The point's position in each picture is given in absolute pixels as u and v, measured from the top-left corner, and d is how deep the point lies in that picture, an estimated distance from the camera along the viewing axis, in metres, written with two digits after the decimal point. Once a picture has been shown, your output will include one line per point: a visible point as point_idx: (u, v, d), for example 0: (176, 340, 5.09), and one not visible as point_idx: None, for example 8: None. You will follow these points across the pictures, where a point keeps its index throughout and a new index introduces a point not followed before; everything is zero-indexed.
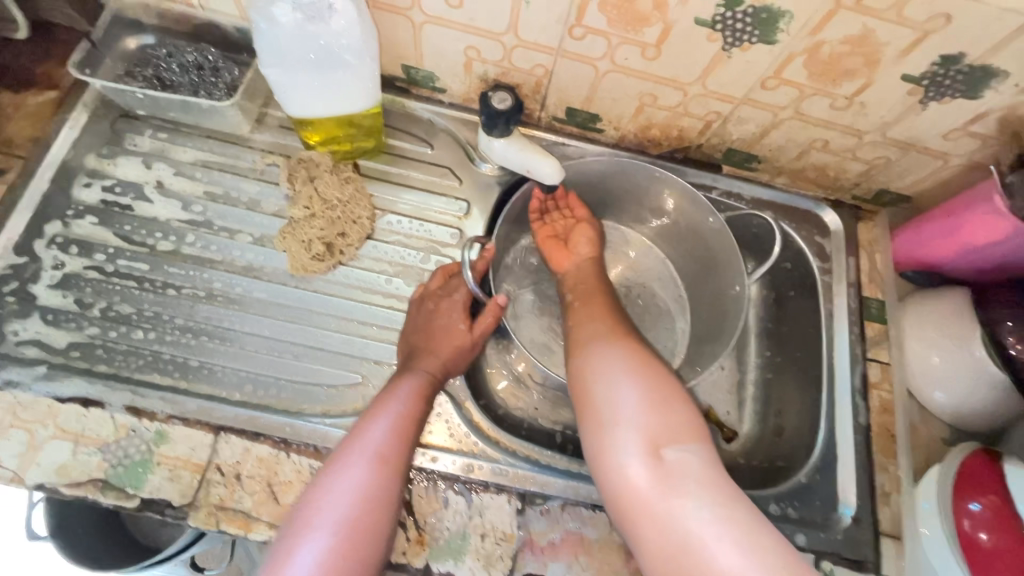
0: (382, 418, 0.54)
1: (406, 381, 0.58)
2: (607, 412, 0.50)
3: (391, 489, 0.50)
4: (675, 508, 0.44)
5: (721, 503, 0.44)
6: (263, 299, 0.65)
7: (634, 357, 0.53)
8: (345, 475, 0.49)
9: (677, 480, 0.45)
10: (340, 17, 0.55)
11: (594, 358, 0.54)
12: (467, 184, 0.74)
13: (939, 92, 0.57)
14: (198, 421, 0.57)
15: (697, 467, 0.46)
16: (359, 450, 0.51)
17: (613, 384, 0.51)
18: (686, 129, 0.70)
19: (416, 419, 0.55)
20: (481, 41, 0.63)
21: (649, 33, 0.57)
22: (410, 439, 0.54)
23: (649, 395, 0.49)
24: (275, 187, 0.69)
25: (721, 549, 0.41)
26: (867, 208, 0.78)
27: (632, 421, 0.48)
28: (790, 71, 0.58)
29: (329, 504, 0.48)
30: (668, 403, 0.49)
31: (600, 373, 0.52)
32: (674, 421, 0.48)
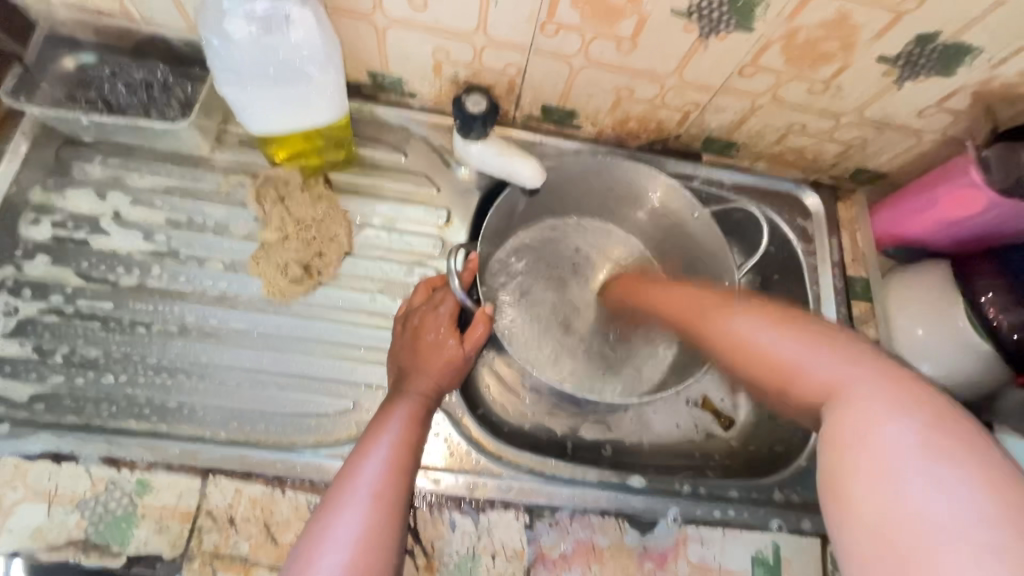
0: (375, 452, 0.51)
1: (397, 408, 0.55)
2: (767, 360, 0.49)
3: (389, 532, 0.47)
4: (874, 437, 0.40)
5: (888, 403, 0.41)
6: (241, 329, 0.61)
7: (768, 311, 0.52)
8: (339, 519, 0.47)
9: (852, 400, 0.43)
10: (299, 29, 0.51)
11: (727, 323, 0.53)
12: (446, 191, 0.71)
13: (913, 71, 0.57)
14: (184, 467, 0.54)
15: (872, 396, 0.42)
16: (352, 492, 0.48)
17: (772, 341, 0.50)
18: (665, 120, 0.69)
19: (411, 448, 0.53)
20: (449, 43, 0.61)
21: (624, 26, 0.55)
22: (405, 471, 0.51)
23: (796, 344, 0.48)
24: (243, 210, 0.65)
25: (923, 491, 0.36)
26: (845, 187, 0.78)
27: (795, 374, 0.47)
28: (767, 58, 0.57)
29: (325, 552, 0.45)
30: (822, 348, 0.47)
31: (746, 334, 0.51)
32: (828, 358, 0.46)
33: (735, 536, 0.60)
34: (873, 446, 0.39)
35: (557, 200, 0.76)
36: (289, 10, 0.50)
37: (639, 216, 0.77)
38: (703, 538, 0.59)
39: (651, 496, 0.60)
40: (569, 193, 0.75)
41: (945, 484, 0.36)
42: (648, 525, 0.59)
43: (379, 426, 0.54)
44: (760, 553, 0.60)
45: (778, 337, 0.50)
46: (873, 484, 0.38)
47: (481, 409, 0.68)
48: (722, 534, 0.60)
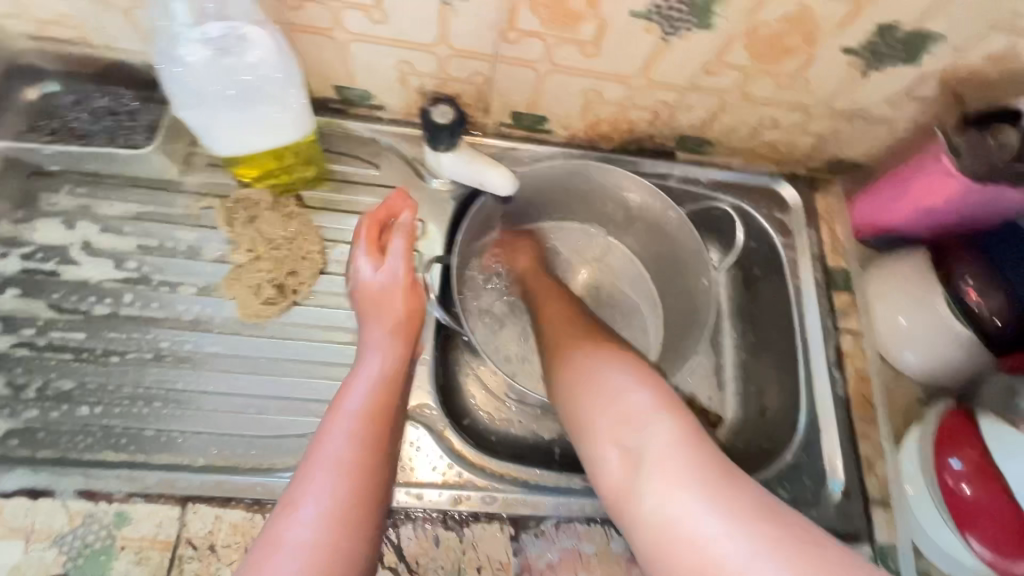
0: (361, 381, 0.53)
1: (376, 334, 0.57)
2: (591, 412, 0.52)
3: (358, 532, 0.44)
4: (641, 477, 0.46)
5: (694, 468, 0.45)
6: (217, 353, 0.61)
7: (595, 345, 0.58)
8: (328, 444, 0.48)
9: (662, 461, 0.46)
10: (255, 48, 0.50)
11: (563, 359, 0.58)
12: (420, 203, 0.71)
13: (879, 62, 0.56)
14: (162, 496, 0.53)
15: (674, 454, 0.46)
16: (341, 415, 0.50)
17: (585, 376, 0.55)
18: (635, 121, 0.69)
19: (396, 377, 0.55)
20: (412, 55, 0.60)
21: (585, 30, 0.55)
22: (394, 398, 0.53)
23: (616, 396, 0.51)
24: (214, 232, 0.64)
25: (725, 545, 0.40)
26: (822, 178, 0.78)
27: (619, 420, 0.50)
28: (731, 55, 0.57)
29: (316, 475, 0.46)
30: (649, 391, 0.51)
31: (574, 370, 0.56)
32: (650, 402, 0.50)
33: None
34: (666, 511, 0.44)
35: (534, 206, 0.76)
36: (242, 28, 0.49)
37: (617, 220, 0.77)
38: None
39: None
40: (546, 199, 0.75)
41: (735, 535, 0.41)
42: None
43: (342, 408, 0.50)
44: None
45: (620, 380, 0.53)
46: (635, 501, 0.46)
47: (468, 419, 0.68)
48: None
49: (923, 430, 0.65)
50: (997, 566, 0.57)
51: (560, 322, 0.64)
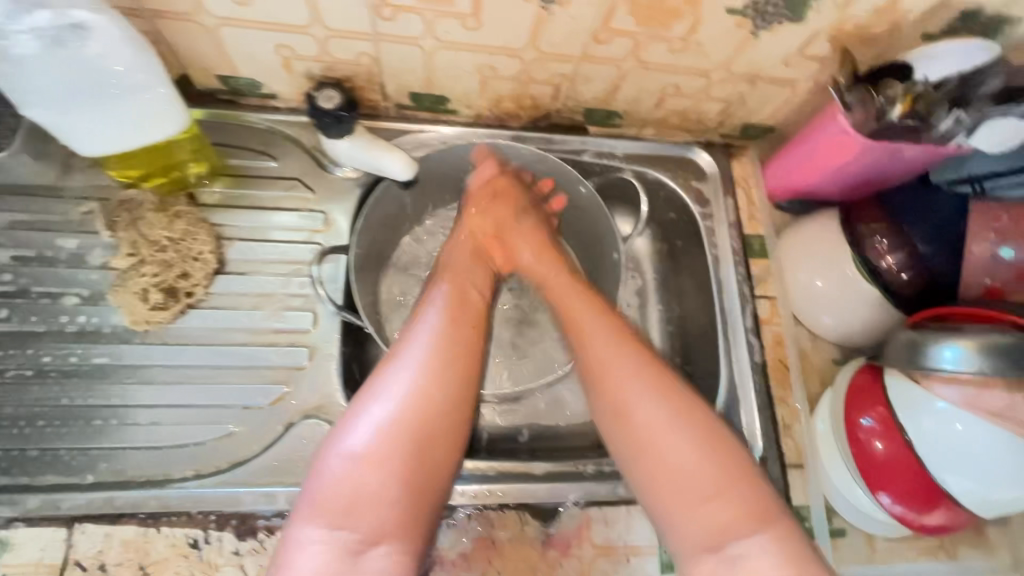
0: (417, 347, 0.56)
1: (445, 301, 0.60)
2: (626, 415, 0.54)
3: (420, 473, 0.51)
4: (732, 555, 0.49)
5: (717, 490, 0.50)
6: (105, 364, 0.58)
7: (668, 398, 0.54)
8: (372, 405, 0.52)
9: (690, 475, 0.51)
10: (96, 36, 0.46)
11: (638, 412, 0.54)
12: (321, 193, 0.67)
13: (766, 21, 0.55)
14: (47, 518, 0.51)
15: (706, 470, 0.51)
16: (383, 391, 0.53)
17: (684, 448, 0.52)
18: (539, 96, 0.67)
19: (465, 347, 0.57)
20: (288, 38, 0.57)
21: (461, 2, 0.52)
22: (466, 373, 0.56)
23: (654, 414, 0.53)
24: (96, 237, 0.61)
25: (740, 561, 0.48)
26: (738, 144, 0.77)
27: (638, 429, 0.53)
28: (617, 21, 0.55)
29: (356, 429, 0.51)
30: (683, 414, 0.53)
31: (655, 435, 0.53)
32: (680, 433, 0.52)
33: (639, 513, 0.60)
34: (690, 518, 0.50)
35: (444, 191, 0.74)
36: (82, 18, 0.45)
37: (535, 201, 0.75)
38: (607, 518, 0.59)
39: (552, 482, 0.60)
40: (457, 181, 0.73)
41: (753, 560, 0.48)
42: (549, 513, 0.59)
43: (396, 373, 0.54)
44: None
45: (653, 398, 0.54)
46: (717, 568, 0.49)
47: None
48: (626, 511, 0.60)
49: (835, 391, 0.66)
50: (910, 518, 0.60)
51: (617, 363, 0.56)
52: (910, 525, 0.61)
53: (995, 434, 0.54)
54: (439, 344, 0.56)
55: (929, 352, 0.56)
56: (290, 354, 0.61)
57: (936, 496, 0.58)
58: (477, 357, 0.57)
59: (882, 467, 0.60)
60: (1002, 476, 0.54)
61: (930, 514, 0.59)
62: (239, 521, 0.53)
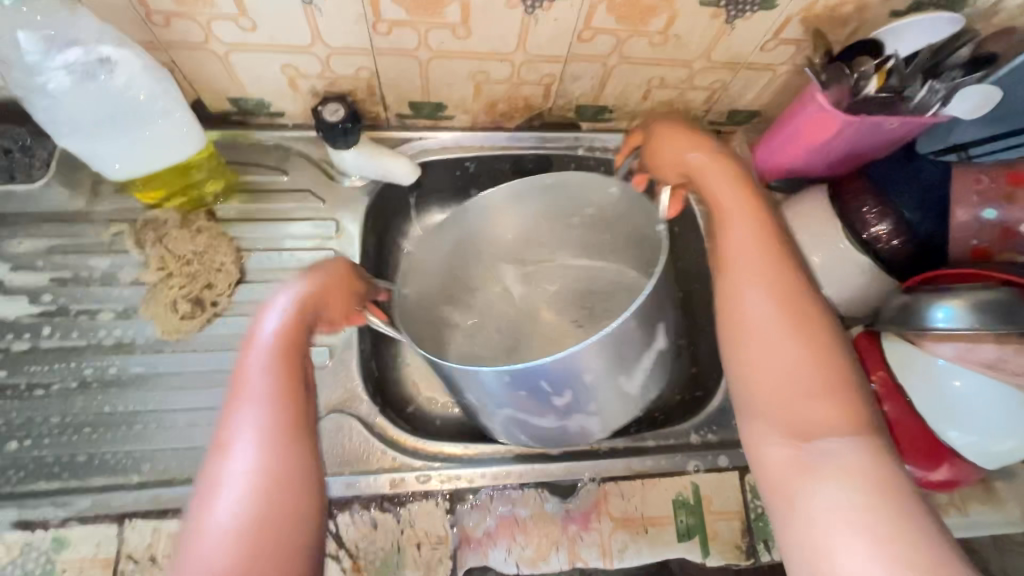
0: (241, 406, 0.46)
1: (257, 347, 0.48)
2: (732, 313, 0.50)
3: (288, 505, 0.43)
4: (815, 448, 0.44)
5: (814, 398, 0.46)
6: (142, 373, 0.62)
7: (784, 291, 0.49)
8: (225, 465, 0.44)
9: (787, 389, 0.46)
10: (118, 67, 0.51)
11: (741, 296, 0.50)
12: (331, 203, 0.71)
13: (739, 10, 0.58)
14: (99, 517, 0.55)
15: (803, 387, 0.46)
16: (226, 448, 0.44)
17: (794, 362, 0.47)
18: (531, 97, 0.70)
19: (291, 376, 0.48)
20: (293, 58, 0.61)
21: (450, 13, 0.56)
22: (295, 389, 0.47)
23: (768, 317, 0.48)
24: (127, 256, 0.65)
25: (822, 497, 0.43)
26: (726, 130, 0.80)
27: (747, 329, 0.49)
28: (598, 20, 0.58)
29: (216, 501, 0.42)
30: (793, 322, 0.48)
31: (758, 323, 0.48)
32: (786, 337, 0.48)
33: (654, 486, 0.62)
34: (767, 432, 0.47)
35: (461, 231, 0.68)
36: (103, 50, 0.50)
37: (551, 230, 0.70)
38: (623, 492, 0.62)
39: (569, 461, 0.62)
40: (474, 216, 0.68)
41: (840, 501, 0.42)
42: (567, 489, 0.61)
43: (235, 420, 0.45)
44: (680, 496, 0.62)
45: (765, 301, 0.49)
46: (791, 467, 0.45)
47: (411, 407, 0.70)
48: (641, 485, 0.62)
49: None
50: (918, 476, 0.62)
51: (751, 249, 0.51)
52: (917, 483, 0.63)
53: (994, 388, 0.55)
54: (276, 372, 0.47)
55: (923, 314, 0.58)
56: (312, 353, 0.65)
57: (941, 453, 0.61)
58: (294, 365, 0.48)
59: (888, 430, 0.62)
60: (1003, 428, 0.56)
61: (937, 470, 0.61)
62: None
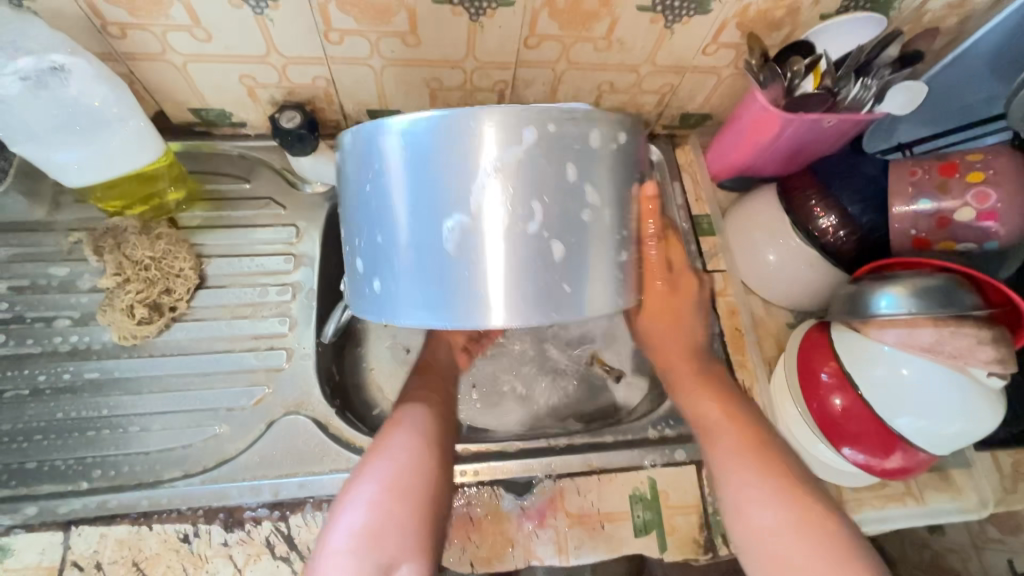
0: (393, 448, 0.52)
1: (423, 389, 0.59)
2: (721, 475, 0.55)
3: (431, 504, 0.50)
4: None
5: (799, 524, 0.49)
6: (97, 379, 0.62)
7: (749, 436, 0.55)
8: (353, 505, 0.49)
9: (778, 530, 0.49)
10: (72, 75, 0.52)
11: (719, 452, 0.55)
12: (292, 209, 0.72)
13: (677, 14, 0.61)
14: (44, 523, 0.54)
15: (783, 524, 0.49)
16: (372, 477, 0.50)
17: (769, 506, 0.51)
18: (486, 103, 0.73)
19: (441, 425, 0.56)
20: (249, 68, 0.63)
21: (399, 22, 0.58)
22: (439, 447, 0.54)
23: (741, 459, 0.54)
24: (85, 263, 0.66)
25: None
26: (681, 134, 0.83)
27: (739, 486, 0.53)
28: (542, 27, 0.61)
29: (341, 527, 0.47)
30: (760, 470, 0.53)
31: (734, 475, 0.53)
32: (759, 485, 0.52)
33: (611, 481, 0.62)
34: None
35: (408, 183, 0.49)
36: (56, 60, 0.51)
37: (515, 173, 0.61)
38: (580, 488, 0.62)
39: (524, 458, 0.63)
40: (447, 181, 0.40)
41: None
42: (523, 486, 0.61)
43: (387, 443, 0.53)
44: (637, 491, 0.62)
45: (732, 454, 0.54)
46: None
47: (377, 409, 0.71)
48: (598, 480, 0.62)
49: (789, 355, 0.70)
50: (872, 464, 0.62)
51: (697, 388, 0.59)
52: (874, 472, 0.63)
53: (937, 371, 0.57)
54: (432, 422, 0.55)
55: (867, 301, 0.59)
56: (270, 356, 0.65)
57: (896, 443, 0.60)
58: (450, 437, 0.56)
59: (840, 418, 0.63)
60: (948, 413, 0.57)
61: (890, 459, 0.61)
62: (226, 514, 0.56)
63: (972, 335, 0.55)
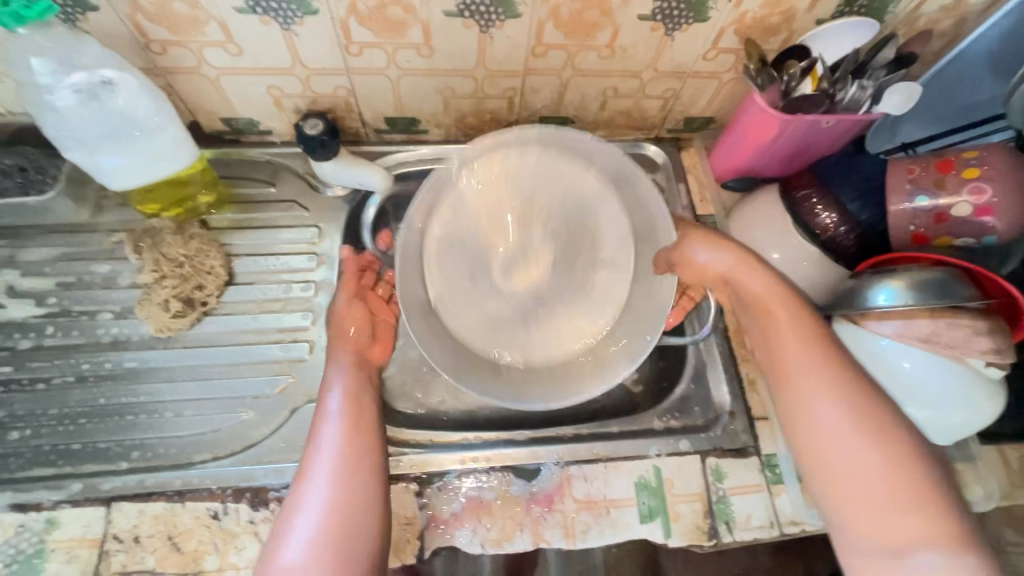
0: (326, 445, 0.57)
1: (336, 377, 0.63)
2: (814, 438, 0.53)
3: (371, 486, 0.55)
4: (907, 565, 0.47)
5: (904, 510, 0.48)
6: (136, 369, 0.67)
7: (858, 406, 0.53)
8: (302, 511, 0.53)
9: (873, 507, 0.49)
10: (119, 88, 0.58)
11: (813, 409, 0.54)
12: (314, 211, 0.77)
13: (676, 22, 0.64)
14: (88, 500, 0.59)
15: (886, 507, 0.49)
16: (308, 479, 0.55)
17: (884, 485, 0.49)
18: (496, 110, 0.76)
19: (366, 414, 0.60)
20: (276, 80, 0.68)
21: (413, 34, 0.63)
22: (368, 435, 0.58)
23: (849, 432, 0.52)
24: (125, 262, 0.71)
25: None
26: (685, 137, 0.85)
27: (826, 450, 0.52)
28: (548, 36, 0.65)
29: (292, 534, 0.51)
30: (872, 446, 0.51)
31: (833, 436, 0.52)
32: (856, 455, 0.51)
33: (616, 468, 0.65)
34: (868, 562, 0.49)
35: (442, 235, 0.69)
36: (105, 74, 0.57)
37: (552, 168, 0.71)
38: (587, 475, 0.64)
39: (533, 446, 0.65)
40: None
41: None
42: (532, 473, 0.64)
43: (319, 446, 0.57)
44: (642, 479, 0.64)
45: (840, 423, 0.52)
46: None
47: None
48: (604, 467, 0.65)
49: None
50: None
51: (802, 355, 0.57)
52: None
53: (938, 363, 0.58)
54: (356, 413, 0.60)
55: (866, 296, 0.61)
56: (293, 348, 0.69)
57: None
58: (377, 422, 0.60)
59: None
60: (948, 404, 0.59)
61: None
62: (253, 493, 0.60)
63: (968, 326, 0.57)
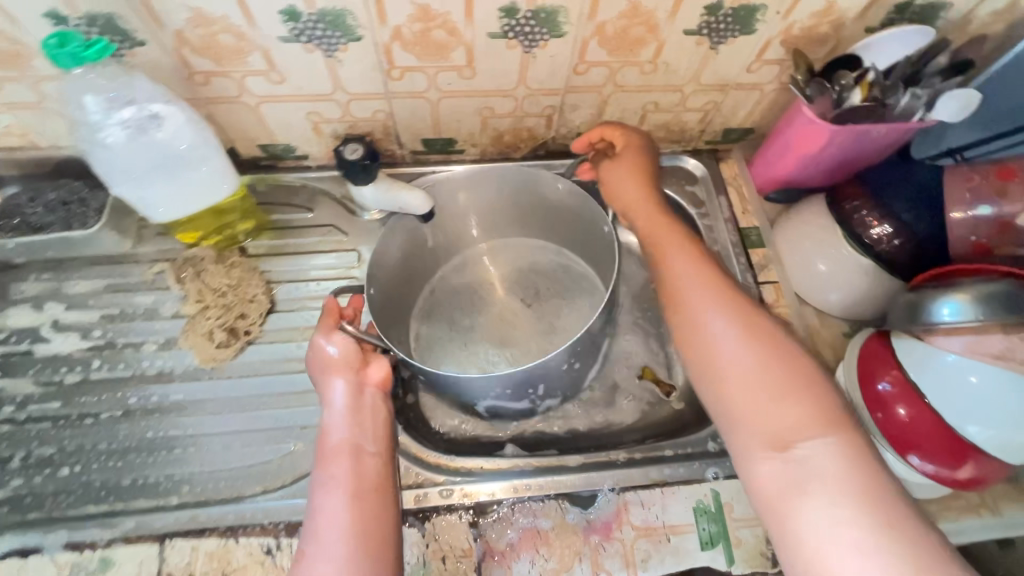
0: (336, 494, 0.51)
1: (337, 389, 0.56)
2: (704, 345, 0.54)
3: (383, 522, 0.51)
4: (795, 456, 0.47)
5: (781, 397, 0.49)
6: (182, 401, 0.66)
7: (738, 312, 0.55)
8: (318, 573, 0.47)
9: (765, 400, 0.50)
10: (165, 121, 0.58)
11: (703, 317, 0.55)
12: (353, 235, 0.76)
13: (722, 35, 0.63)
14: (141, 536, 0.58)
15: (773, 404, 0.49)
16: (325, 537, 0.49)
17: (758, 359, 0.52)
18: (534, 127, 0.75)
19: (374, 437, 0.55)
20: (316, 106, 0.67)
21: (456, 56, 0.62)
22: (374, 463, 0.53)
23: (732, 337, 0.53)
24: (168, 292, 0.71)
25: (812, 508, 0.44)
26: (723, 148, 0.84)
27: (716, 356, 0.53)
28: (591, 54, 0.64)
29: None
30: (750, 347, 0.52)
31: (716, 338, 0.54)
32: (751, 355, 0.52)
33: (673, 493, 0.63)
34: (761, 466, 0.48)
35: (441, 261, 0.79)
36: (153, 108, 0.57)
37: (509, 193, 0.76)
38: (643, 501, 0.62)
39: (586, 472, 0.64)
40: None
41: (835, 519, 0.43)
42: (588, 500, 0.62)
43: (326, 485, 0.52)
44: (700, 503, 0.62)
45: (726, 326, 0.54)
46: (785, 480, 0.47)
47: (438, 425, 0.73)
48: (661, 492, 0.63)
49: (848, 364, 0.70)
50: (941, 475, 0.61)
51: (688, 276, 0.58)
52: (943, 483, 0.62)
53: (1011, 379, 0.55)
54: (354, 427, 0.55)
55: (929, 310, 0.58)
56: None
57: (964, 449, 0.60)
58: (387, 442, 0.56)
59: (903, 429, 0.62)
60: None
61: (960, 469, 0.60)
62: None
63: None
